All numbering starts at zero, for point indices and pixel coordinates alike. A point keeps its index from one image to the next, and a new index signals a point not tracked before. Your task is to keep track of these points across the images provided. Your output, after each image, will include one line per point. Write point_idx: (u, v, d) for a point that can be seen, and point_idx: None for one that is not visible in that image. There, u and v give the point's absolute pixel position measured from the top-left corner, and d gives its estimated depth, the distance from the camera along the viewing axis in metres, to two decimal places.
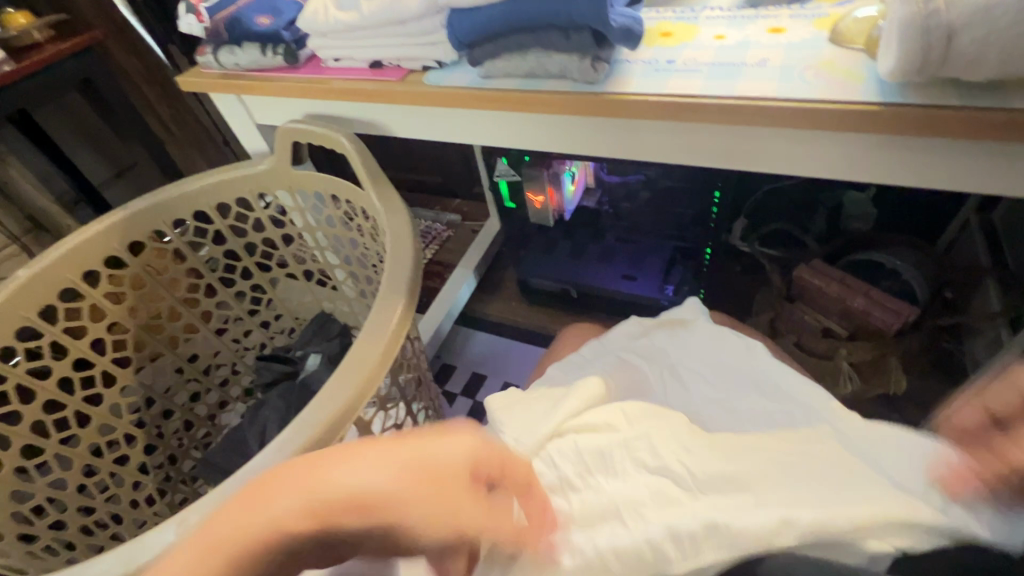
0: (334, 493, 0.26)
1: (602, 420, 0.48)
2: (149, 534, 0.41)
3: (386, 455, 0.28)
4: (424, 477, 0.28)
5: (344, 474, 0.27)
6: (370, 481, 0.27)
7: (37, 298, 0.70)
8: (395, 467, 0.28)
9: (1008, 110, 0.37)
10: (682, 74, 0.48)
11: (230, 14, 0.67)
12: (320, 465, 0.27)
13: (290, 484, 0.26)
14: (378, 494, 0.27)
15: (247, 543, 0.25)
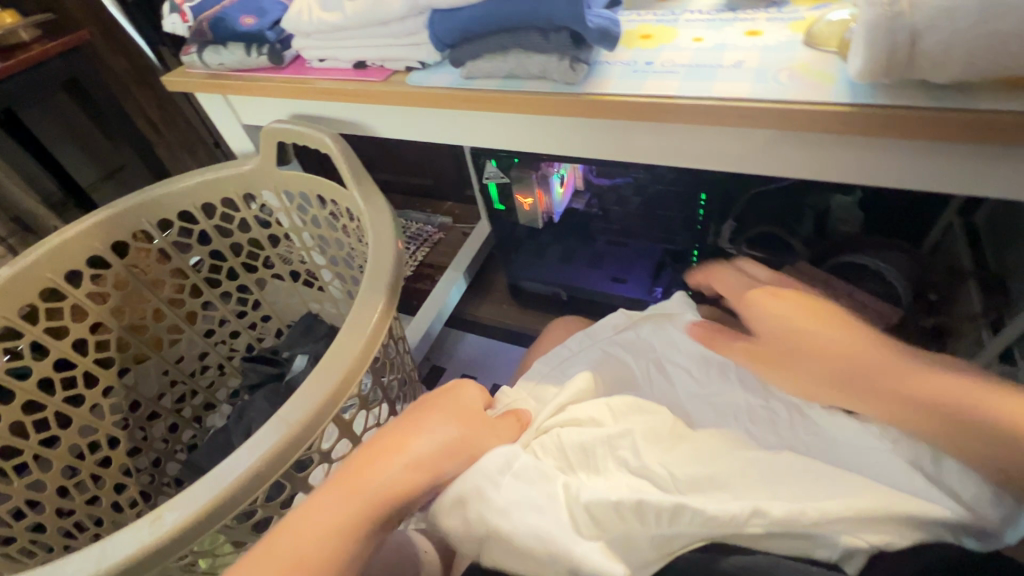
0: (420, 445, 0.44)
1: (588, 415, 0.51)
2: (123, 532, 0.41)
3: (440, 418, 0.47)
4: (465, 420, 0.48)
5: (421, 435, 0.45)
6: (445, 432, 0.45)
7: (18, 297, 0.70)
8: (450, 423, 0.46)
9: (975, 111, 0.38)
10: (660, 75, 0.48)
11: (214, 13, 0.67)
12: (406, 432, 0.45)
13: (389, 456, 0.43)
14: (445, 436, 0.45)
15: (381, 491, 0.41)
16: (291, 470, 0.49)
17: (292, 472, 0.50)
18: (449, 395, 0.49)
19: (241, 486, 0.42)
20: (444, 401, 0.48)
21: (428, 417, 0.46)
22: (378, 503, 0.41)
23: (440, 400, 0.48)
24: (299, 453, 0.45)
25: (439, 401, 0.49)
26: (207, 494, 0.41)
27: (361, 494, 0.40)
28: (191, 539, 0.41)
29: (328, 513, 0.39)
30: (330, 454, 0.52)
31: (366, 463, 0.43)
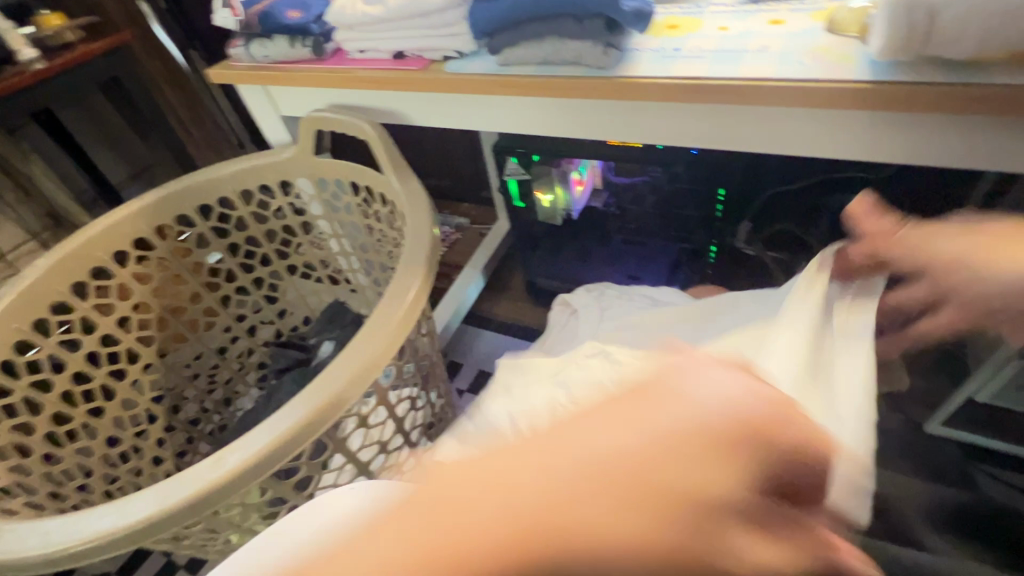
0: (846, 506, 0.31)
1: None
2: (187, 473, 0.45)
3: (618, 468, 0.26)
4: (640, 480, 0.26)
5: (616, 532, 0.25)
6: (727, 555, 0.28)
7: (68, 276, 0.73)
8: (590, 496, 0.25)
9: (990, 86, 0.41)
10: (688, 60, 0.52)
11: (262, 8, 0.72)
12: (566, 502, 0.25)
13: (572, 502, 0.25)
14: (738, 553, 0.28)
15: (544, 492, 0.26)
16: (333, 431, 0.53)
17: (333, 432, 0.53)
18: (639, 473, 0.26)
19: (292, 434, 0.45)
20: (691, 501, 0.26)
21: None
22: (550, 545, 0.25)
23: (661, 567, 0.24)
24: (340, 412, 0.47)
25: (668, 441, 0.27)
26: (261, 440, 0.45)
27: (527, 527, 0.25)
28: (226, 493, 0.44)
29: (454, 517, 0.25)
30: (367, 420, 0.56)
31: (513, 541, 0.24)
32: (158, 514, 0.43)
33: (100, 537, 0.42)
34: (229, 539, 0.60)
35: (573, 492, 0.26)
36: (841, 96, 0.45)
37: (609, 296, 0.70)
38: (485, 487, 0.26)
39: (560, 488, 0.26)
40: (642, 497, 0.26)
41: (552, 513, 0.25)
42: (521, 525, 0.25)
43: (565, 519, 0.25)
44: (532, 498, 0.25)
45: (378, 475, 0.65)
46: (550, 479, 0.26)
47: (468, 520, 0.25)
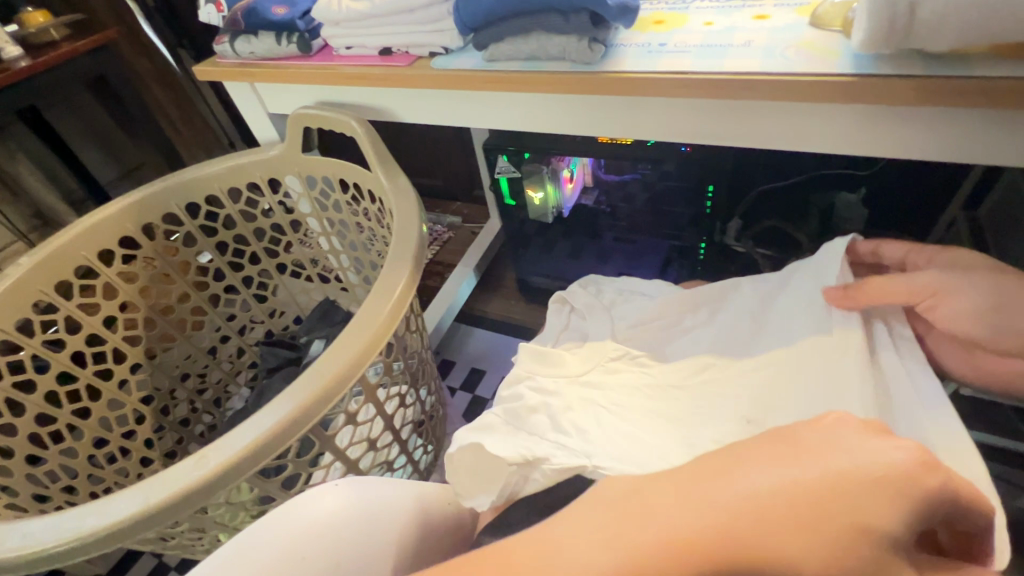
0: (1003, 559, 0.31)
1: None
2: (171, 471, 0.44)
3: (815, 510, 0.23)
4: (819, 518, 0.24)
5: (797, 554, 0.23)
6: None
7: (53, 274, 0.72)
8: (777, 535, 0.23)
9: (970, 78, 0.42)
10: (674, 55, 0.52)
11: (248, 4, 0.71)
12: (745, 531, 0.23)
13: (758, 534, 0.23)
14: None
15: (722, 517, 0.24)
16: (320, 429, 0.53)
17: (320, 429, 0.53)
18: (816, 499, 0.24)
19: (277, 431, 0.45)
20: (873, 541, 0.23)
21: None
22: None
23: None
24: (327, 409, 0.47)
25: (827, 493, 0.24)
26: (246, 437, 0.44)
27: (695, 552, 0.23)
28: (210, 492, 0.44)
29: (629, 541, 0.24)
30: (355, 417, 0.56)
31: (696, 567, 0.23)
32: (140, 513, 0.42)
33: (82, 536, 0.42)
34: (216, 538, 0.59)
35: (755, 527, 0.23)
36: (823, 89, 0.45)
37: (606, 291, 0.64)
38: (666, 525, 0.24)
39: (744, 522, 0.24)
40: (826, 517, 0.23)
41: (725, 544, 0.23)
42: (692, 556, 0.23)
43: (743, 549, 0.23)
44: (695, 525, 0.24)
45: (367, 472, 0.64)
46: (726, 512, 0.24)
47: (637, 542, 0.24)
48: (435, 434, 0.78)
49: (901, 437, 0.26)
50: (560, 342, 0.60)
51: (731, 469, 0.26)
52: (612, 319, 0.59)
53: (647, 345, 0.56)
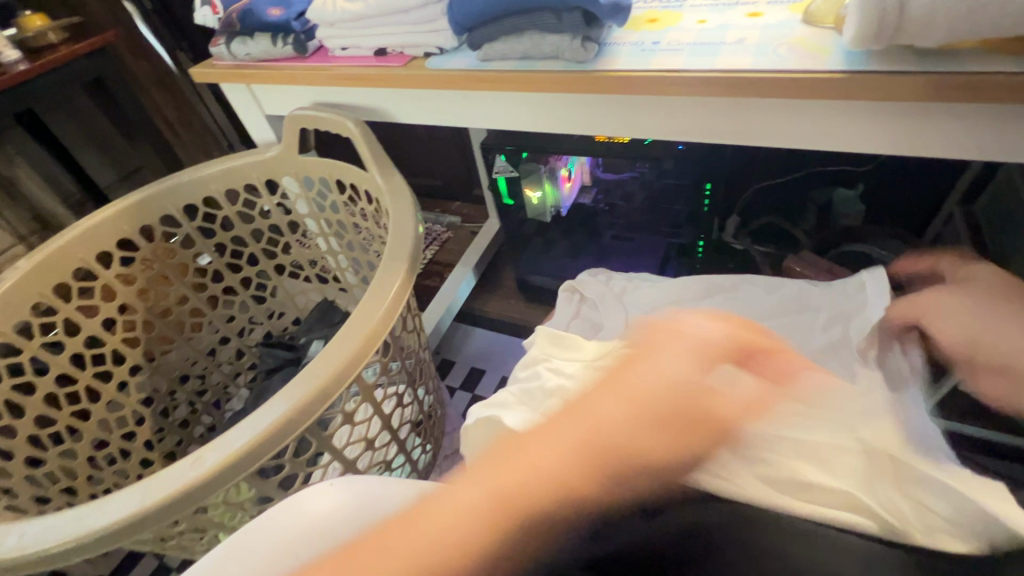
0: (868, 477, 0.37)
1: None
2: (167, 471, 0.44)
3: (643, 397, 0.34)
4: (658, 418, 0.34)
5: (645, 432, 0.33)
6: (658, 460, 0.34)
7: (50, 276, 0.72)
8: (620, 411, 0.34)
9: (960, 73, 0.42)
10: (667, 53, 0.52)
11: (243, 6, 0.71)
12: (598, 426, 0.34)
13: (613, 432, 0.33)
14: (661, 448, 0.34)
15: (579, 442, 0.33)
16: (316, 429, 0.53)
17: (317, 429, 0.53)
18: (632, 378, 0.36)
19: (274, 430, 0.45)
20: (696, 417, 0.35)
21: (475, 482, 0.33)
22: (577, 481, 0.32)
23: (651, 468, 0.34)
24: (322, 408, 0.47)
25: (670, 390, 0.35)
26: (243, 437, 0.45)
27: (554, 467, 0.32)
28: (207, 491, 0.44)
29: (506, 477, 0.32)
30: (352, 417, 0.56)
31: (561, 479, 0.32)
32: (137, 514, 0.42)
33: (79, 537, 0.42)
34: (214, 538, 0.60)
35: (610, 423, 0.34)
36: (817, 85, 0.46)
37: (618, 280, 0.63)
38: (547, 450, 0.33)
39: (603, 427, 0.33)
40: (664, 422, 0.34)
41: (589, 448, 0.33)
42: (568, 467, 0.32)
43: (612, 446, 0.33)
44: (566, 452, 0.33)
45: (365, 472, 0.64)
46: (584, 437, 0.33)
47: (530, 471, 0.32)
48: (434, 434, 0.78)
49: (717, 327, 0.38)
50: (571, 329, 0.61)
51: (598, 398, 0.35)
52: (624, 308, 0.58)
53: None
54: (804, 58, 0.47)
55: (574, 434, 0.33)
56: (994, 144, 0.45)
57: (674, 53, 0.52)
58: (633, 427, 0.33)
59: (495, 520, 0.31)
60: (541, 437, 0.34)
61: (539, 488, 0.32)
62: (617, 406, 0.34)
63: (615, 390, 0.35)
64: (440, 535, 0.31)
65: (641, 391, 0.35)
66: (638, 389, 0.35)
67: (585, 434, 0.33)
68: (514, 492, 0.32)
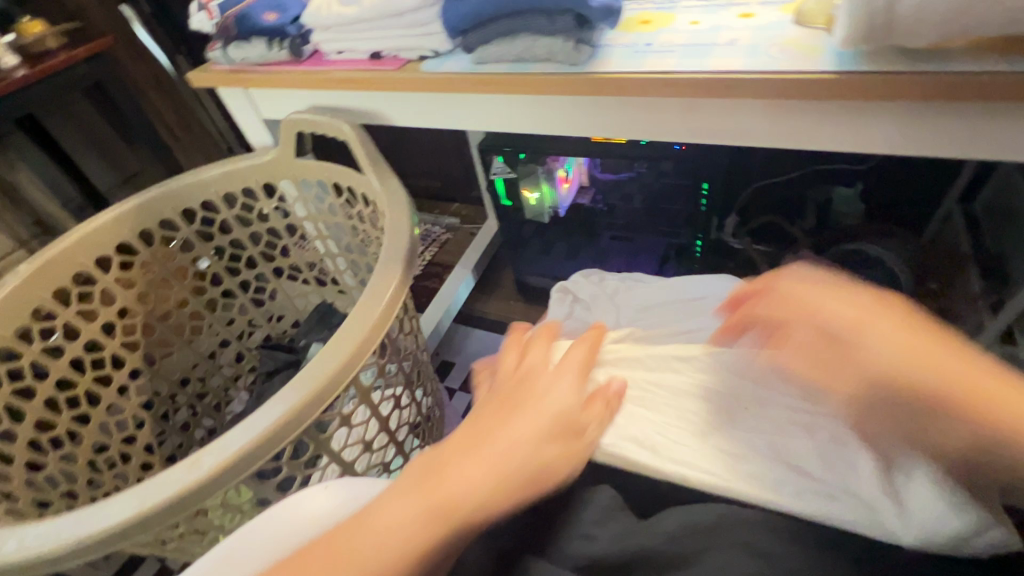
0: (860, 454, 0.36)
1: None
2: (166, 474, 0.45)
3: (540, 415, 0.41)
4: (554, 433, 0.40)
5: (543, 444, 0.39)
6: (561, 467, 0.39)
7: (50, 281, 0.73)
8: (523, 429, 0.40)
9: (950, 74, 0.42)
10: (659, 54, 0.52)
11: (239, 11, 0.72)
12: (506, 441, 0.39)
13: (517, 445, 0.39)
14: (562, 458, 0.39)
15: (490, 458, 0.38)
16: (314, 431, 0.53)
17: (314, 431, 0.53)
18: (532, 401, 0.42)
19: (272, 432, 0.45)
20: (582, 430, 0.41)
21: (406, 503, 0.36)
22: (491, 494, 0.37)
23: (553, 475, 0.39)
24: (320, 410, 0.47)
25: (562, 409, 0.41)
26: (240, 439, 0.45)
27: (471, 480, 0.37)
28: (205, 493, 0.44)
29: (428, 494, 0.36)
30: (350, 419, 0.56)
31: (477, 492, 0.36)
32: (135, 516, 0.43)
33: (80, 539, 0.42)
34: (214, 541, 0.60)
35: (514, 440, 0.39)
36: (809, 85, 0.46)
37: (609, 280, 0.64)
38: (463, 468, 0.38)
39: (508, 445, 0.39)
40: (557, 436, 0.40)
41: (499, 462, 0.38)
42: (483, 479, 0.37)
43: (515, 458, 0.38)
44: (479, 469, 0.37)
45: (364, 473, 0.65)
46: (493, 453, 0.38)
47: (450, 489, 0.36)
48: (432, 435, 0.78)
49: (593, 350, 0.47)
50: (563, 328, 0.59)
51: (503, 421, 0.41)
52: (618, 307, 0.60)
53: (653, 328, 0.56)
54: (794, 58, 0.47)
55: (485, 452, 0.38)
56: (986, 143, 0.45)
57: (665, 55, 0.52)
58: (534, 442, 0.39)
59: (420, 533, 0.35)
60: (457, 459, 0.38)
61: (455, 501, 0.36)
62: (522, 426, 0.40)
63: (518, 413, 0.41)
64: (375, 547, 0.34)
65: (539, 410, 0.41)
66: (536, 411, 0.41)
67: (495, 452, 0.38)
68: (437, 504, 0.36)
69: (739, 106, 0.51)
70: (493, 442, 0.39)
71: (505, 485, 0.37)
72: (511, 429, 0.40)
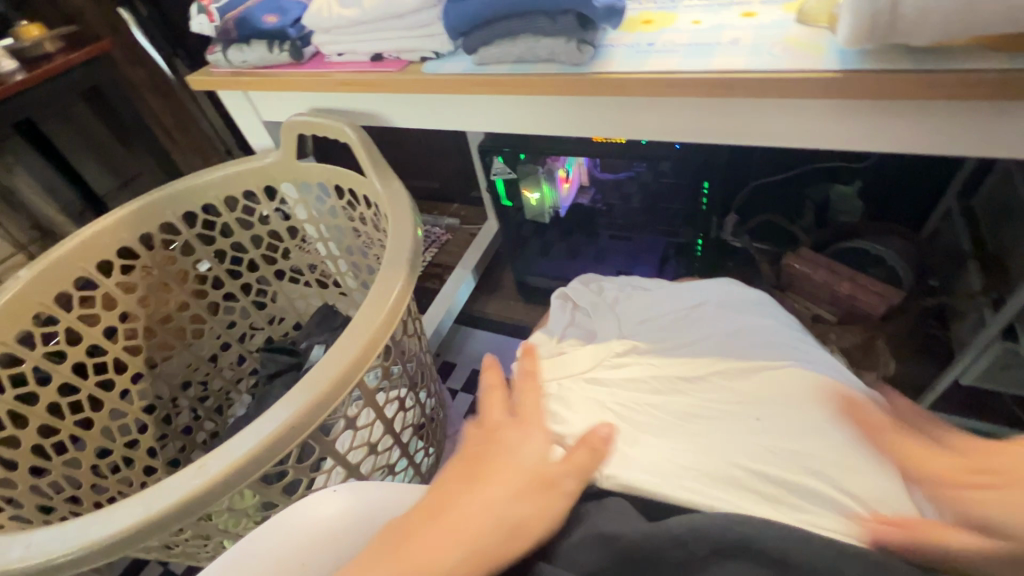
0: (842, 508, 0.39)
1: None
2: (172, 479, 0.45)
3: (508, 472, 0.40)
4: (524, 488, 0.39)
5: (514, 500, 0.38)
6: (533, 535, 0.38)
7: (51, 286, 0.73)
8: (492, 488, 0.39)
9: (952, 71, 0.42)
10: (661, 54, 0.52)
11: (238, 13, 0.71)
12: (477, 502, 0.38)
13: (487, 504, 0.38)
14: (536, 513, 0.38)
15: (459, 519, 0.36)
16: (319, 434, 0.53)
17: (319, 434, 0.53)
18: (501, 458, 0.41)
19: (279, 435, 0.45)
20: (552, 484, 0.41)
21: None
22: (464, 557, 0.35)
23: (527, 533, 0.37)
24: (326, 414, 0.47)
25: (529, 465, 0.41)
26: (246, 444, 0.45)
27: (441, 544, 0.35)
28: (212, 497, 0.44)
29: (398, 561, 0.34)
30: (355, 423, 0.56)
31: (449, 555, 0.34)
32: (141, 522, 0.43)
33: (86, 545, 0.42)
34: (219, 545, 0.60)
35: (484, 498, 0.38)
36: (812, 83, 0.46)
37: (609, 289, 0.65)
38: (434, 531, 0.36)
39: (478, 504, 0.38)
40: (527, 490, 0.39)
41: (469, 522, 0.36)
42: (454, 542, 0.35)
43: (486, 517, 0.37)
44: (449, 532, 0.36)
45: (368, 476, 0.64)
46: (463, 514, 0.37)
47: (420, 555, 0.34)
48: (436, 437, 0.78)
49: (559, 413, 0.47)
50: (565, 336, 0.60)
51: (472, 480, 0.40)
52: (620, 314, 0.60)
53: (652, 336, 0.57)
54: (797, 58, 0.47)
55: (456, 515, 0.37)
56: (990, 141, 0.45)
57: (667, 55, 0.52)
58: (506, 499, 0.38)
59: None
60: (426, 524, 0.36)
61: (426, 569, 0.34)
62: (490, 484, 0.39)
63: (486, 472, 0.40)
64: None
65: (508, 468, 0.40)
66: (504, 467, 0.41)
67: (464, 513, 0.37)
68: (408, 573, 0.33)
69: (741, 105, 0.51)
70: (464, 504, 0.38)
71: (476, 546, 0.35)
72: (480, 488, 0.39)
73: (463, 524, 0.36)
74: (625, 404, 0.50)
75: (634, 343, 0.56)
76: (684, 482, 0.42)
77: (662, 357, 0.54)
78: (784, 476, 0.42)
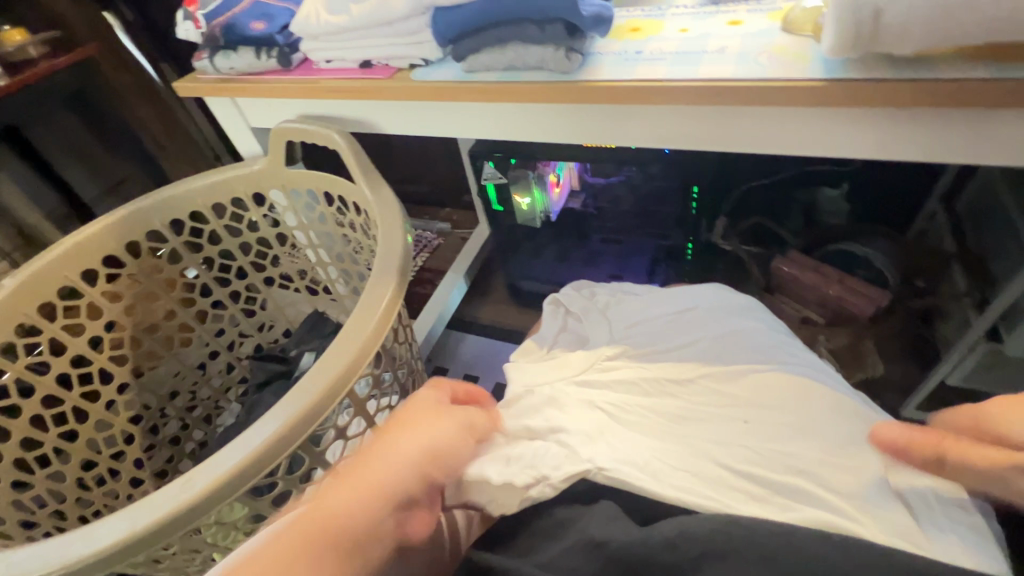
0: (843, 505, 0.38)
1: None
2: (159, 493, 0.44)
3: (384, 453, 0.42)
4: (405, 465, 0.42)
5: (393, 477, 0.41)
6: (422, 445, 0.43)
7: (35, 296, 0.71)
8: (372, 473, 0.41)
9: (933, 79, 0.43)
10: (649, 62, 0.53)
11: (225, 20, 0.71)
12: (359, 491, 0.40)
13: (368, 490, 0.40)
14: (418, 484, 0.42)
15: (342, 512, 0.38)
16: (309, 444, 0.52)
17: (309, 444, 0.52)
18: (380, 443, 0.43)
19: (268, 447, 0.45)
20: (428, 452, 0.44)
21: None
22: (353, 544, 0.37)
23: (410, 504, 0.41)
24: (316, 424, 0.47)
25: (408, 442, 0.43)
26: (234, 456, 0.44)
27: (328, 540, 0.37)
28: (200, 511, 0.43)
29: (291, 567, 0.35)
30: (345, 432, 0.55)
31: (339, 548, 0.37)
32: (126, 538, 0.42)
33: (69, 562, 0.41)
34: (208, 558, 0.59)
35: (364, 486, 0.40)
36: (797, 92, 0.46)
37: (601, 294, 0.64)
38: (321, 529, 0.37)
39: (361, 493, 0.39)
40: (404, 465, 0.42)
41: (351, 511, 0.38)
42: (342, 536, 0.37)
43: (365, 503, 0.39)
44: (333, 527, 0.38)
45: None
46: (347, 505, 0.39)
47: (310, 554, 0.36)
48: None
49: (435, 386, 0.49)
50: (557, 342, 0.59)
51: (352, 470, 0.41)
52: (612, 318, 0.60)
53: (643, 342, 0.57)
54: (782, 67, 0.48)
55: (338, 508, 0.38)
56: (972, 148, 0.46)
57: (654, 63, 0.52)
58: (389, 485, 0.41)
59: None
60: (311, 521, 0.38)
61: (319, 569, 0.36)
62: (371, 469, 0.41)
63: (366, 461, 0.42)
64: None
65: (386, 450, 0.42)
66: (383, 452, 0.42)
67: (346, 505, 0.39)
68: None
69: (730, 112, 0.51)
70: (345, 496, 0.39)
71: (361, 531, 0.38)
72: (360, 476, 0.41)
73: (347, 516, 0.38)
74: (618, 410, 0.50)
75: (625, 347, 0.56)
76: (677, 485, 0.42)
77: (654, 361, 0.54)
78: (774, 480, 0.42)
